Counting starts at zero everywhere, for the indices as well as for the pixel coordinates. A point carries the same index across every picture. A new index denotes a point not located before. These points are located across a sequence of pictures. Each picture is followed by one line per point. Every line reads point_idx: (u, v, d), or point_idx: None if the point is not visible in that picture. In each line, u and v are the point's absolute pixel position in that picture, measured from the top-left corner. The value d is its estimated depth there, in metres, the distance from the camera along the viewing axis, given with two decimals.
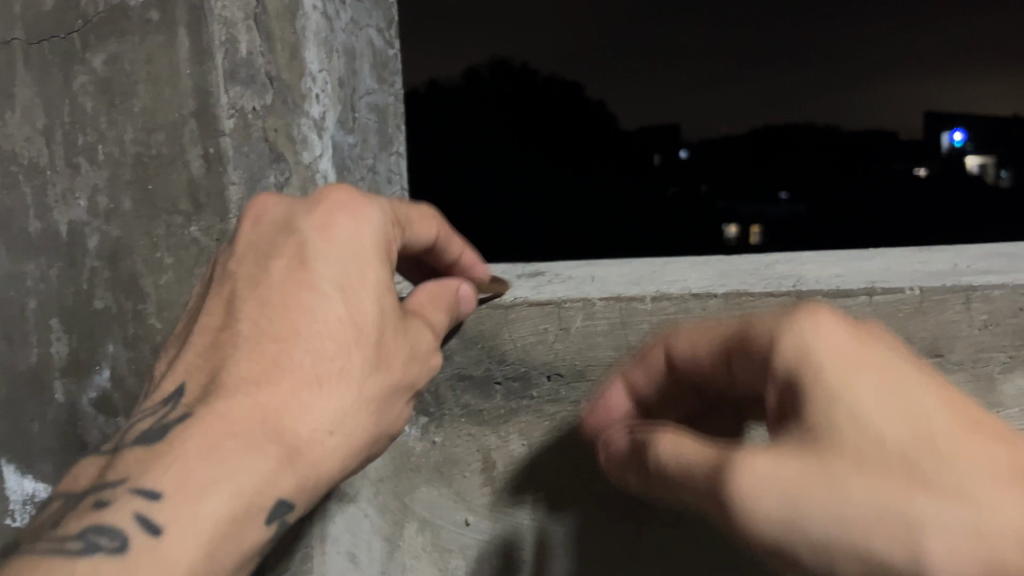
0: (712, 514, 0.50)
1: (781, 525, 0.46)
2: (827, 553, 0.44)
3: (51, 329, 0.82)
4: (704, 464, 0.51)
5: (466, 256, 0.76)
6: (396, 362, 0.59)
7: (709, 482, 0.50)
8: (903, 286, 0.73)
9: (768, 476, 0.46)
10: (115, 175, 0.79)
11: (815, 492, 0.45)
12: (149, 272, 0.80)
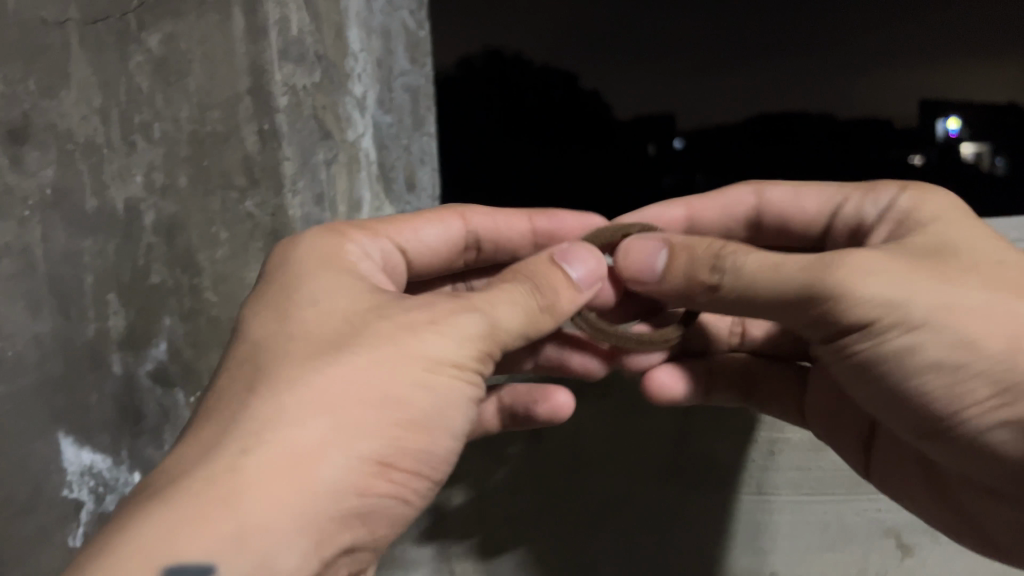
0: (806, 306, 0.59)
1: (888, 306, 0.56)
2: (933, 331, 0.56)
3: (109, 304, 0.83)
4: (795, 261, 0.59)
5: (541, 223, 0.82)
6: (414, 362, 0.56)
7: (812, 276, 0.58)
8: None
9: (891, 273, 0.57)
10: (171, 152, 0.82)
11: (928, 282, 0.57)
12: (204, 247, 0.84)
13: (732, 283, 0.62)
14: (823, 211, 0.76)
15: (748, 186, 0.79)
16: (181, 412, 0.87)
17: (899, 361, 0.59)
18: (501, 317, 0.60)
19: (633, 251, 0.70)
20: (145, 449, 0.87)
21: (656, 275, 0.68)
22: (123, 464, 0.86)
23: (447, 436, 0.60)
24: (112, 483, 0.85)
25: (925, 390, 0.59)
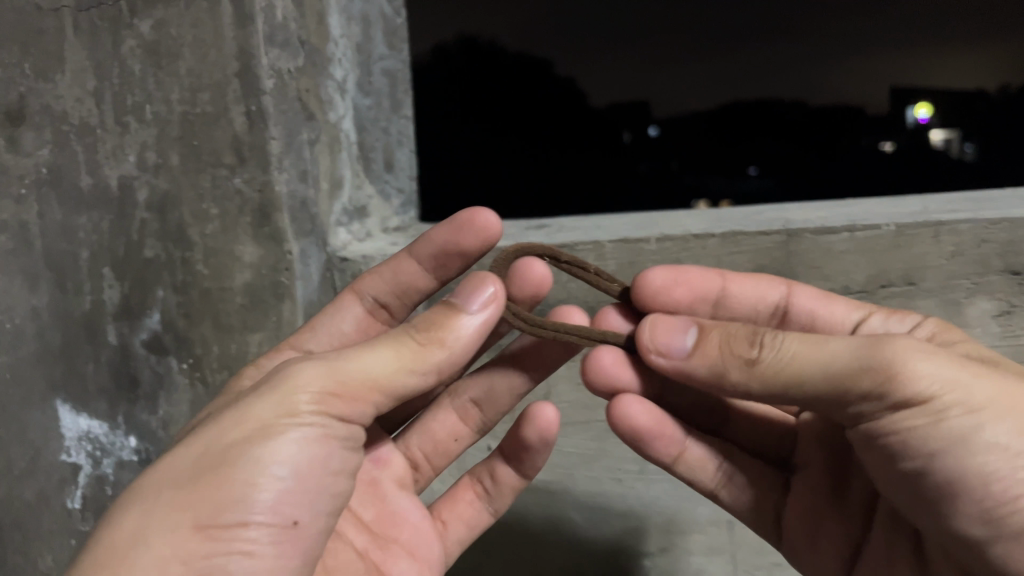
0: (858, 383, 0.55)
1: (949, 385, 0.54)
2: (1006, 419, 0.53)
3: (104, 277, 0.89)
4: (847, 351, 0.56)
5: (428, 250, 0.77)
6: (240, 425, 0.53)
7: (861, 352, 0.55)
8: (880, 224, 0.83)
9: (942, 353, 0.55)
10: (163, 132, 0.86)
11: (991, 385, 0.54)
12: (196, 222, 0.86)
13: (773, 360, 0.59)
14: (853, 316, 0.75)
15: (779, 281, 0.79)
16: (174, 378, 0.89)
17: (953, 445, 0.54)
18: (363, 364, 0.57)
19: (660, 327, 0.67)
20: (141, 415, 0.91)
21: (684, 355, 0.65)
22: (119, 429, 0.91)
23: (300, 479, 0.55)
24: (108, 447, 0.92)
25: (981, 474, 0.54)
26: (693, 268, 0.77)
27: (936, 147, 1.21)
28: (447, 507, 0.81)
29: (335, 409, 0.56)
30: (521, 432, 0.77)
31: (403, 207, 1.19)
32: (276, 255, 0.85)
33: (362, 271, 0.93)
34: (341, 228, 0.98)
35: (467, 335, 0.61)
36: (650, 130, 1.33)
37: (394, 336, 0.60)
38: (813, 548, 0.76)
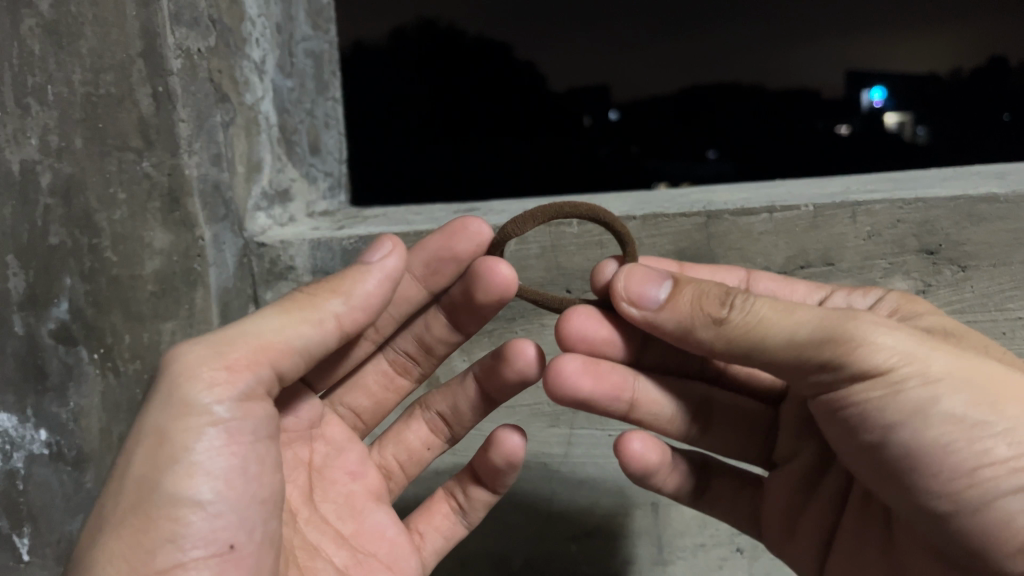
0: (819, 352, 0.55)
1: (906, 358, 0.53)
2: (960, 392, 0.52)
3: (8, 265, 0.85)
4: (809, 318, 0.55)
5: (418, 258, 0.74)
6: (162, 442, 0.54)
7: (825, 322, 0.55)
8: (798, 205, 0.82)
9: (904, 328, 0.54)
10: (65, 114, 0.83)
11: (944, 352, 0.53)
12: (103, 207, 0.83)
13: (744, 320, 0.57)
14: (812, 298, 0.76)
15: (738, 270, 0.79)
16: (85, 368, 0.87)
17: (909, 416, 0.53)
18: (249, 328, 0.58)
19: (636, 275, 0.64)
20: (52, 408, 0.88)
21: (656, 309, 0.62)
22: (29, 423, 0.88)
23: (220, 480, 0.56)
24: (18, 441, 0.88)
25: (935, 450, 0.53)
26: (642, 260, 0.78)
27: (889, 129, 1.23)
28: (422, 521, 0.80)
29: (232, 389, 0.57)
30: (487, 456, 0.76)
31: (331, 191, 1.17)
32: (185, 241, 0.84)
33: (281, 256, 0.91)
34: (260, 213, 0.96)
35: (370, 291, 0.64)
36: (611, 113, 1.33)
37: (284, 301, 0.62)
38: (794, 535, 0.74)
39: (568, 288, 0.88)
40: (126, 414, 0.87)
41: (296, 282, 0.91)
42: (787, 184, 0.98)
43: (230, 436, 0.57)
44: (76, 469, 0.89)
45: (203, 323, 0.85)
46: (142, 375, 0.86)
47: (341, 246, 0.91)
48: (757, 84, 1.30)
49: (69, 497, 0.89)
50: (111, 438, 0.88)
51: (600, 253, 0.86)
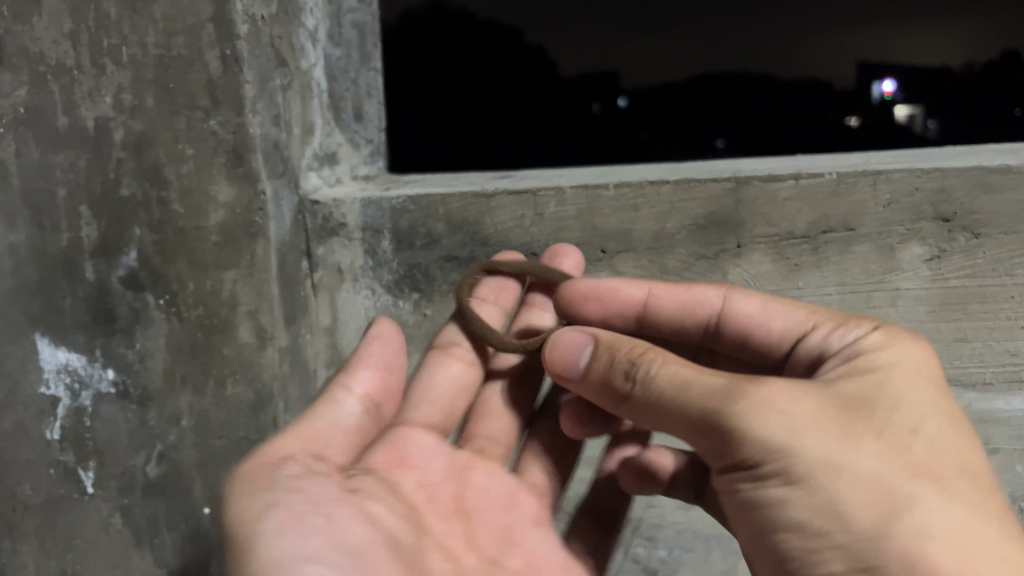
0: (704, 434, 0.58)
1: (776, 452, 0.54)
2: (817, 497, 0.54)
3: (81, 215, 0.91)
4: (700, 395, 0.58)
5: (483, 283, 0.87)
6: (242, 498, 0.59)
7: (714, 405, 0.57)
8: (823, 171, 0.88)
9: (788, 416, 0.55)
10: (139, 74, 0.88)
11: (824, 442, 0.54)
12: (172, 162, 0.89)
13: (643, 397, 0.62)
14: (791, 333, 0.69)
15: (716, 289, 0.74)
16: (151, 313, 0.93)
17: (768, 508, 0.57)
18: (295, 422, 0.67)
19: (563, 342, 0.70)
20: (119, 349, 0.94)
21: (579, 374, 0.68)
22: (97, 362, 0.94)
23: (320, 544, 0.56)
24: (86, 380, 0.95)
25: (784, 545, 0.57)
26: (611, 279, 0.78)
27: (898, 121, 1.26)
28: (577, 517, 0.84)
29: (285, 455, 0.63)
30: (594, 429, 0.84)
31: (371, 157, 1.23)
32: (248, 196, 0.89)
33: (333, 214, 0.97)
34: (312, 173, 1.02)
35: (376, 356, 0.73)
36: (620, 100, 1.41)
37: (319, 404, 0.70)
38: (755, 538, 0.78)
39: (603, 249, 0.93)
40: (189, 355, 0.93)
41: (348, 238, 0.98)
42: (819, 158, 1.00)
43: (310, 533, 0.57)
44: (140, 407, 0.95)
45: (264, 272, 0.90)
46: (204, 320, 0.92)
47: (389, 205, 0.97)
48: (767, 74, 1.42)
49: (133, 433, 0.95)
50: (175, 378, 0.94)
51: (634, 216, 0.92)
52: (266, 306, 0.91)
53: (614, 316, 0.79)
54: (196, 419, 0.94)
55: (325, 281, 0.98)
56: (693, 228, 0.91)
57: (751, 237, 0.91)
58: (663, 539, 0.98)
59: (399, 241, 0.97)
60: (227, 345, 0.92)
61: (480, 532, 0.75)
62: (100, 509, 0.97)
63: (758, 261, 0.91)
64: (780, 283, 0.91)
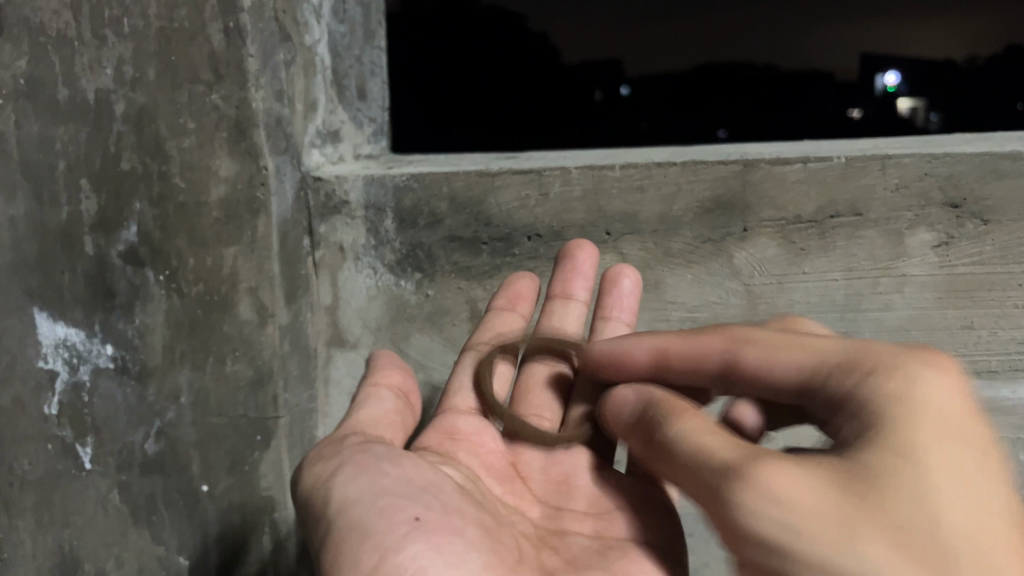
0: (716, 515, 0.52)
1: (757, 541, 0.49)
2: None
3: (81, 188, 0.91)
4: (705, 470, 0.52)
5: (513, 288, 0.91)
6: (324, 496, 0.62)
7: (721, 483, 0.51)
8: (831, 155, 0.87)
9: (778, 506, 0.48)
10: (140, 46, 0.87)
11: (826, 542, 0.46)
12: (173, 136, 0.88)
13: (675, 461, 0.56)
14: (795, 380, 0.57)
15: (726, 341, 0.62)
16: (150, 289, 0.92)
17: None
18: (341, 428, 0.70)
19: (622, 396, 0.66)
20: (119, 324, 0.93)
21: (624, 421, 0.66)
22: (95, 337, 0.94)
23: (403, 505, 0.60)
24: (85, 355, 0.94)
25: None
26: (626, 340, 0.70)
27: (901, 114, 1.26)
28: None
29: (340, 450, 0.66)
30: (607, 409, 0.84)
31: (374, 137, 1.22)
32: (250, 171, 0.88)
33: (335, 191, 0.96)
34: (314, 150, 1.01)
35: (388, 362, 0.78)
36: (622, 88, 1.43)
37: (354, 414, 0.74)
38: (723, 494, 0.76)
39: (607, 230, 0.93)
40: (189, 332, 0.92)
41: (350, 217, 0.97)
42: (826, 142, 0.99)
43: (382, 476, 0.62)
44: (140, 383, 0.94)
45: (265, 249, 0.89)
46: (204, 296, 0.91)
47: (393, 183, 0.96)
48: (771, 65, 1.45)
49: (132, 409, 0.95)
50: (175, 354, 0.93)
51: (640, 198, 0.91)
52: (266, 283, 0.90)
53: (625, 368, 0.71)
54: (195, 397, 0.93)
55: (327, 260, 0.98)
56: (700, 211, 0.90)
57: (758, 220, 0.90)
58: None
59: (402, 220, 0.97)
60: (227, 322, 0.91)
61: (538, 487, 0.77)
62: (98, 486, 0.97)
63: (763, 245, 0.90)
64: (785, 267, 0.90)
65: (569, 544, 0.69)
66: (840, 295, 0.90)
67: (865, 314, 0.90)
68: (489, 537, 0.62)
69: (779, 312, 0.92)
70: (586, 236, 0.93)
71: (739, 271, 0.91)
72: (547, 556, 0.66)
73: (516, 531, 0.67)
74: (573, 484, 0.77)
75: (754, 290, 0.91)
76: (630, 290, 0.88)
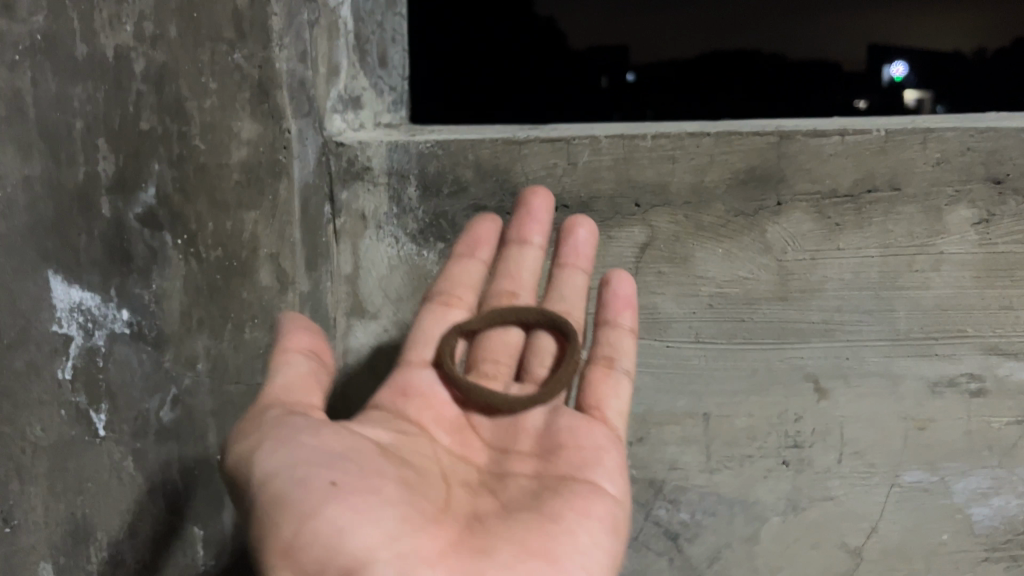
0: None
1: None
2: None
3: (99, 148, 0.88)
4: None
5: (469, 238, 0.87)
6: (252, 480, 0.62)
7: None
8: (871, 128, 0.84)
9: None
10: (162, 3, 0.85)
11: None
12: (194, 96, 0.86)
13: None
14: None
15: None
16: (168, 253, 0.90)
17: None
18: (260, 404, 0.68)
19: None
20: (135, 289, 0.91)
21: None
22: (111, 302, 0.91)
23: (318, 469, 0.60)
24: (100, 319, 0.92)
25: None
26: None
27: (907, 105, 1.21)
28: (605, 398, 0.79)
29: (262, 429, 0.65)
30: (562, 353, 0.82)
31: (395, 106, 1.19)
32: (272, 134, 0.86)
33: (358, 156, 0.94)
34: (336, 115, 0.98)
35: (303, 318, 0.73)
36: (628, 74, 1.36)
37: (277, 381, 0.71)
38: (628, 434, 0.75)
39: (637, 202, 0.90)
40: (206, 298, 0.90)
41: (372, 184, 0.95)
42: (867, 117, 0.96)
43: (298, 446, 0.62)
44: (156, 348, 0.92)
45: (286, 215, 0.87)
46: (223, 262, 0.89)
47: (417, 150, 0.93)
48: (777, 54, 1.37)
49: (148, 376, 0.93)
50: (192, 320, 0.91)
51: (672, 168, 0.88)
52: (287, 249, 0.88)
53: None
54: (212, 364, 0.92)
55: (348, 227, 0.96)
56: (733, 183, 0.88)
57: (793, 194, 0.87)
58: (686, 503, 0.96)
59: (426, 188, 0.94)
60: (246, 288, 0.89)
61: (485, 433, 0.77)
62: (112, 453, 0.95)
63: (797, 219, 0.88)
64: (819, 242, 0.88)
65: (508, 486, 0.70)
66: (875, 272, 0.88)
67: (901, 292, 0.88)
68: (411, 487, 0.62)
69: (811, 289, 0.89)
70: (615, 208, 0.91)
71: (772, 247, 0.89)
72: (482, 501, 0.67)
73: (449, 475, 0.70)
74: (520, 428, 0.77)
75: (786, 265, 0.89)
76: (585, 240, 0.86)
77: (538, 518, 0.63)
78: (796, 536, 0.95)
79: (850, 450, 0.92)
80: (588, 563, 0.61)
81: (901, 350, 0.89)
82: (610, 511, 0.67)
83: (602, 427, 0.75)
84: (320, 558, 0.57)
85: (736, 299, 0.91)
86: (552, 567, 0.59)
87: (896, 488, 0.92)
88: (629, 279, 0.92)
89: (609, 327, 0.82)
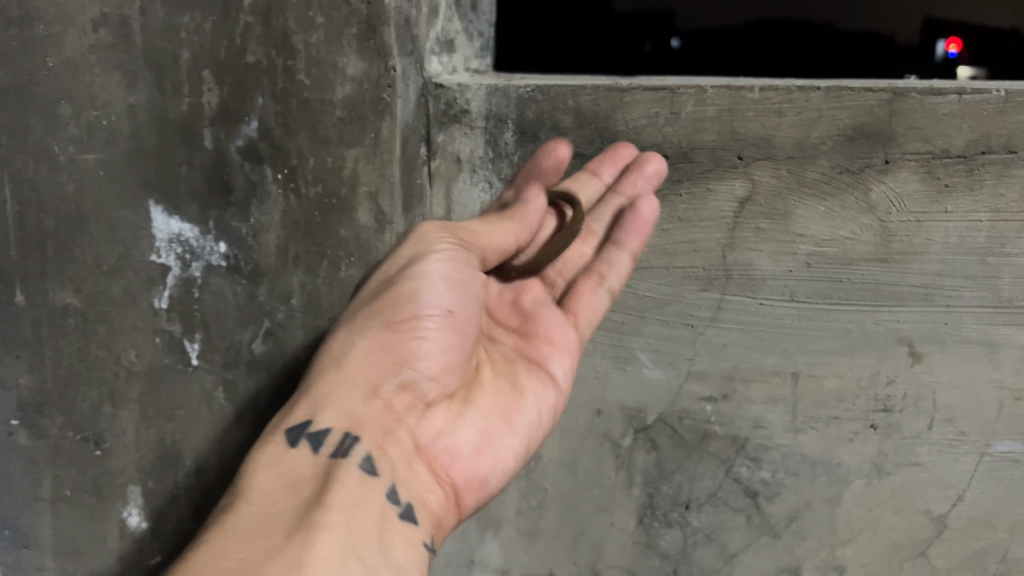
0: None
1: None
2: None
3: (203, 80, 0.88)
4: None
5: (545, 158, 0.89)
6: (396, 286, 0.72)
7: None
8: (989, 88, 0.82)
9: None
10: None
11: None
12: (301, 30, 0.86)
13: None
14: None
15: None
16: (268, 188, 0.91)
17: None
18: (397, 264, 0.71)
19: None
20: (233, 222, 0.92)
21: None
22: (209, 235, 0.93)
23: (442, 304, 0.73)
24: (198, 251, 0.93)
25: None
26: None
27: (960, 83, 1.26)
28: (583, 303, 0.87)
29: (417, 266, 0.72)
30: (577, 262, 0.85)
31: (481, 52, 1.17)
32: (377, 71, 0.86)
33: (456, 99, 0.94)
34: (434, 57, 0.98)
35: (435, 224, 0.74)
36: (673, 40, 1.47)
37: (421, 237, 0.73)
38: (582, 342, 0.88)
39: (739, 155, 0.88)
40: (303, 233, 0.91)
41: (469, 127, 0.94)
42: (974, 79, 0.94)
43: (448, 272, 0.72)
44: (251, 282, 0.94)
45: (387, 153, 0.88)
46: (323, 198, 0.90)
47: (517, 94, 0.92)
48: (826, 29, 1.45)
49: (241, 308, 0.94)
50: (288, 255, 0.92)
51: (778, 121, 0.87)
52: (387, 188, 0.89)
53: None
54: (306, 299, 0.93)
55: (443, 170, 0.96)
56: (840, 139, 0.86)
57: (902, 152, 0.85)
58: (769, 462, 0.97)
59: (523, 133, 0.93)
60: (345, 225, 0.91)
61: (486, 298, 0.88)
62: (203, 382, 0.97)
63: (905, 179, 0.86)
64: (925, 204, 0.86)
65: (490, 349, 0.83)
66: (982, 237, 0.86)
67: (1007, 259, 0.86)
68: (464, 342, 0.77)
69: (912, 250, 0.88)
70: (715, 160, 0.89)
71: (875, 206, 0.87)
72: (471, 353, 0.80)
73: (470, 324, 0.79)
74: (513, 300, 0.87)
75: (889, 226, 0.87)
76: (650, 175, 0.88)
77: (506, 387, 0.80)
78: (879, 500, 0.95)
79: (941, 416, 0.92)
80: (529, 431, 0.79)
81: (1002, 318, 0.88)
82: (557, 398, 0.82)
83: (570, 327, 0.85)
84: (388, 356, 0.71)
85: (835, 259, 0.89)
86: (507, 425, 0.77)
87: (986, 458, 0.93)
88: (726, 233, 0.91)
89: (614, 246, 0.88)
